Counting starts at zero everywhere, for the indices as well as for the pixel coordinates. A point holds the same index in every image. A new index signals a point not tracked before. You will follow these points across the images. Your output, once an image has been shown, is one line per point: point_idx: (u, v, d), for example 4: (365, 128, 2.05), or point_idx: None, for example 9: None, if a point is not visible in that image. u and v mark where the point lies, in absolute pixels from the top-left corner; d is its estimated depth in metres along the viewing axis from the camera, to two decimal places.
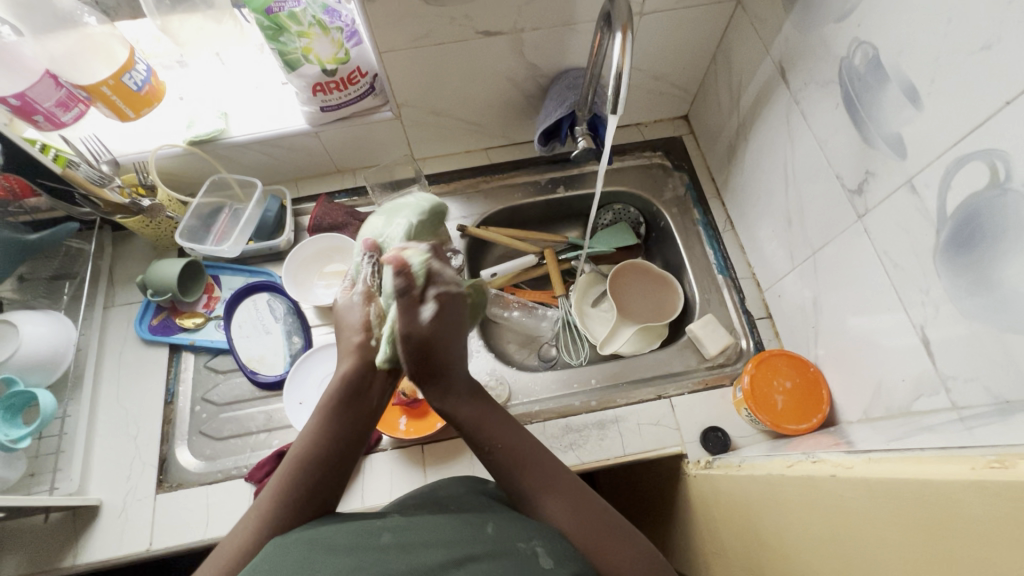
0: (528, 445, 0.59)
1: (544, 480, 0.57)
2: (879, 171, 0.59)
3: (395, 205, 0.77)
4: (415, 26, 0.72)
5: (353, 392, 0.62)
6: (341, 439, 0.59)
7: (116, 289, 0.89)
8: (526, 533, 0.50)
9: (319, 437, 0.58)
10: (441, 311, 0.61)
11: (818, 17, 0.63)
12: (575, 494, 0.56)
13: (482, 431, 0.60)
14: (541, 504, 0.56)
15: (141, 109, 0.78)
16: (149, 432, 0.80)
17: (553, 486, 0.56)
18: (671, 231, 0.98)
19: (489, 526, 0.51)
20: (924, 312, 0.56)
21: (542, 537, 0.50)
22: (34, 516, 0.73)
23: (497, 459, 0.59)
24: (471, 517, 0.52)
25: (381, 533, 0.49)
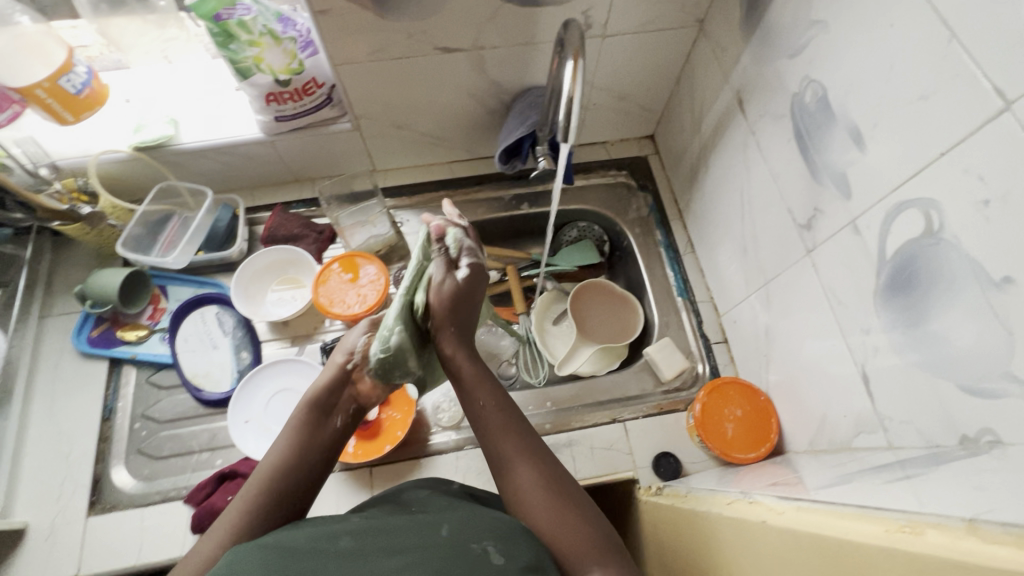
0: (510, 410, 0.61)
1: (522, 453, 0.58)
2: (826, 209, 0.59)
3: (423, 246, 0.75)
4: (372, 39, 0.70)
5: (321, 413, 0.62)
6: (311, 456, 0.59)
7: (54, 297, 0.85)
8: (481, 533, 0.49)
9: (287, 456, 0.59)
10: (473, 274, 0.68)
11: (773, 52, 0.64)
12: (546, 470, 0.57)
13: (472, 390, 0.62)
14: (514, 469, 0.57)
15: (81, 113, 0.74)
16: (83, 450, 0.76)
17: (528, 454, 0.58)
18: (634, 251, 0.98)
19: (443, 530, 0.50)
20: (865, 351, 0.57)
21: (495, 536, 0.49)
22: None
23: (480, 420, 0.61)
24: (427, 522, 0.51)
25: (338, 539, 0.49)
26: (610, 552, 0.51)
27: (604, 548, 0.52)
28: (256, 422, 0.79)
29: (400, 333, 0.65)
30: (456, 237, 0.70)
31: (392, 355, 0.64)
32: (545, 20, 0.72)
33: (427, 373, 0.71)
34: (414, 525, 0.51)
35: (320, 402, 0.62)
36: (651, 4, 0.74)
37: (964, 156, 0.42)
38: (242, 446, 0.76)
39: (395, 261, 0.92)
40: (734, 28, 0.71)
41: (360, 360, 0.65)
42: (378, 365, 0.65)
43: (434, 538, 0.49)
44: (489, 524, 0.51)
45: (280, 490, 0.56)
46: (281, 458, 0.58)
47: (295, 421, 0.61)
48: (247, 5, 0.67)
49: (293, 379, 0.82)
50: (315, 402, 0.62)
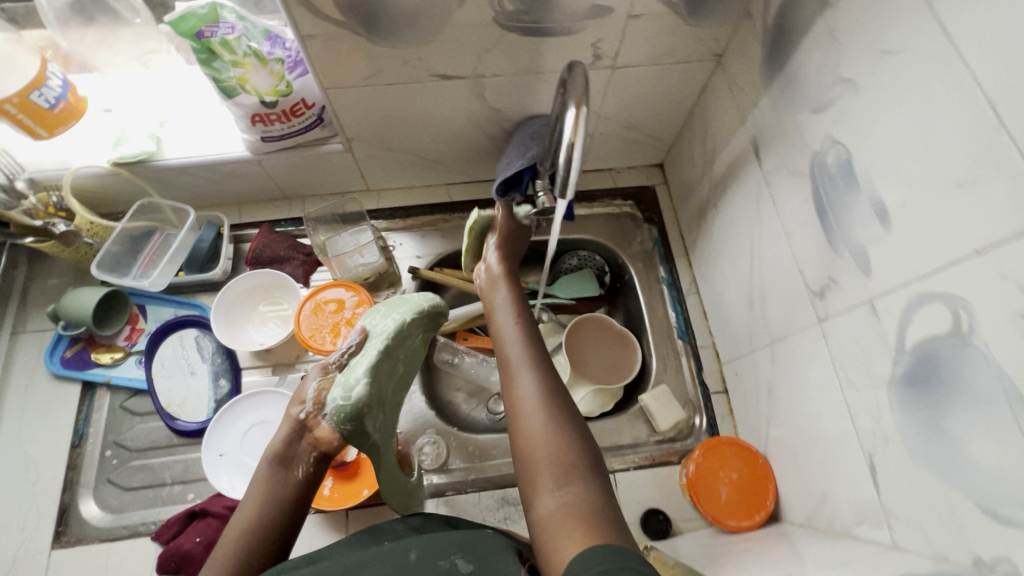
0: (533, 338, 0.68)
1: (526, 365, 0.64)
2: (842, 281, 0.55)
3: (395, 300, 0.72)
4: (364, 65, 0.66)
5: (280, 467, 0.59)
6: (280, 505, 0.57)
7: (29, 313, 0.82)
8: (448, 548, 0.52)
9: (255, 510, 0.56)
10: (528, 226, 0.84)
11: (795, 103, 0.59)
12: (546, 381, 0.62)
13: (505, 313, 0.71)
14: (517, 376, 0.63)
15: (56, 127, 0.71)
16: (51, 478, 0.74)
17: (535, 367, 0.63)
18: (634, 286, 0.93)
19: (412, 553, 0.52)
20: (874, 440, 0.52)
21: (462, 549, 0.52)
22: None
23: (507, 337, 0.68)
24: (394, 546, 0.53)
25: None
26: (589, 468, 0.54)
27: (582, 465, 0.55)
28: (231, 456, 0.75)
29: (365, 386, 0.60)
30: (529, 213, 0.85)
31: (351, 408, 0.59)
32: (551, 50, 0.68)
33: (381, 441, 0.64)
34: (380, 551, 0.53)
35: (281, 455, 0.59)
36: (666, 38, 0.69)
37: (1003, 260, 0.38)
38: (215, 481, 0.73)
39: (384, 289, 0.88)
40: (753, 68, 0.66)
41: (314, 409, 0.62)
42: (335, 414, 0.60)
43: (404, 564, 0.50)
44: (455, 538, 0.53)
45: (254, 545, 0.54)
46: (254, 510, 0.56)
47: (260, 474, 0.59)
48: (231, 23, 0.63)
49: (271, 411, 0.79)
50: (276, 455, 0.60)
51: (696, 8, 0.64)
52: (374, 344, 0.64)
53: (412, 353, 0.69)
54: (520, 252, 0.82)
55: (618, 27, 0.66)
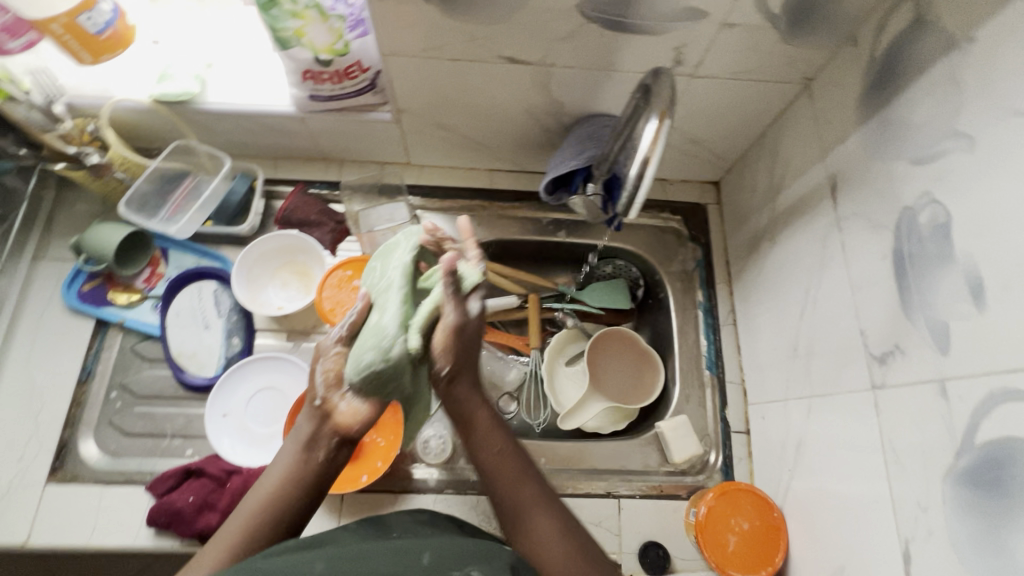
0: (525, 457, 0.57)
1: (528, 498, 0.54)
2: (910, 352, 0.50)
3: (386, 249, 0.69)
4: (429, 36, 0.61)
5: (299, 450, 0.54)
6: (293, 500, 0.53)
7: (51, 238, 0.80)
8: (464, 559, 0.47)
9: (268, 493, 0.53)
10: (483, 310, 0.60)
11: (892, 148, 0.53)
12: (560, 514, 0.54)
13: (487, 435, 0.57)
14: (528, 520, 0.53)
15: (101, 55, 0.68)
16: (53, 412, 0.73)
17: (547, 507, 0.54)
18: (668, 306, 0.89)
19: (425, 556, 0.47)
20: (913, 528, 0.49)
21: (479, 562, 0.47)
22: None
23: (496, 472, 0.56)
24: (408, 544, 0.49)
25: (314, 561, 0.45)
26: None
27: None
28: (235, 417, 0.75)
29: (401, 341, 0.58)
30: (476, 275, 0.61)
31: (392, 366, 0.57)
32: (630, 49, 0.62)
33: (411, 392, 0.64)
34: (393, 546, 0.48)
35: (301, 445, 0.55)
36: (757, 53, 0.63)
37: None
38: (216, 441, 0.73)
39: None
40: (848, 101, 0.60)
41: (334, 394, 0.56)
42: (368, 379, 0.56)
43: (416, 567, 0.46)
44: (474, 549, 0.48)
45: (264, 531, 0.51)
46: (263, 500, 0.52)
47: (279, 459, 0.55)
48: None
49: (280, 377, 0.78)
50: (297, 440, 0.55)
51: (799, 25, 0.59)
52: (392, 299, 0.61)
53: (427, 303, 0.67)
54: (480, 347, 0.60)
55: (708, 35, 0.60)
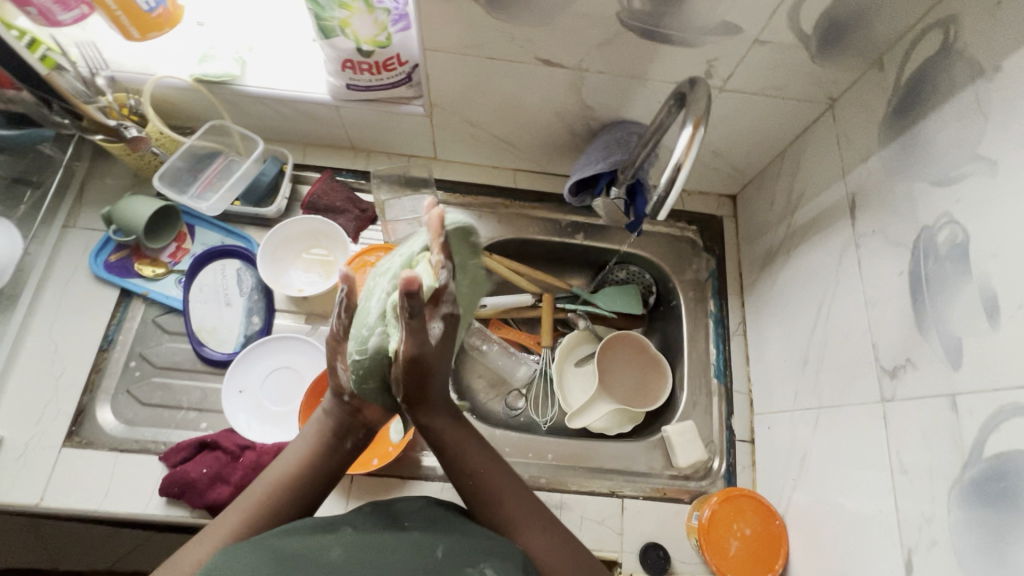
0: (506, 472, 0.58)
1: (516, 516, 0.55)
2: (921, 366, 0.52)
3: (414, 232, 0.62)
4: (470, 33, 0.63)
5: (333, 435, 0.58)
6: (315, 479, 0.56)
7: (82, 208, 0.81)
8: (477, 556, 0.48)
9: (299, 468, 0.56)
10: (445, 336, 0.53)
11: (914, 169, 0.55)
12: (549, 529, 0.55)
13: (463, 458, 0.57)
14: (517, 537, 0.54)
15: (149, 32, 0.70)
16: (73, 377, 0.74)
17: (535, 524, 0.55)
18: (679, 313, 0.90)
19: (438, 549, 0.48)
20: (916, 538, 0.50)
21: (491, 560, 0.48)
22: None
23: (474, 492, 0.56)
24: (422, 536, 0.50)
25: (331, 548, 0.47)
26: None
27: None
28: (250, 394, 0.76)
29: (378, 335, 0.55)
30: (432, 282, 0.52)
31: (369, 361, 0.55)
32: (664, 59, 0.64)
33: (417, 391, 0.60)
34: (406, 537, 0.50)
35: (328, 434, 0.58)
36: (786, 71, 0.65)
37: None
38: (232, 417, 0.74)
39: None
40: (871, 123, 0.62)
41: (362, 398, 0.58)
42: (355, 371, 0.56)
43: (430, 560, 0.47)
44: (484, 545, 0.50)
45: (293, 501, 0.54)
46: (286, 475, 0.55)
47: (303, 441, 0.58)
48: None
49: (297, 358, 0.79)
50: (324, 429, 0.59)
51: (828, 46, 0.61)
52: (380, 283, 0.57)
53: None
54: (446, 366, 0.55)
55: (741, 50, 0.62)
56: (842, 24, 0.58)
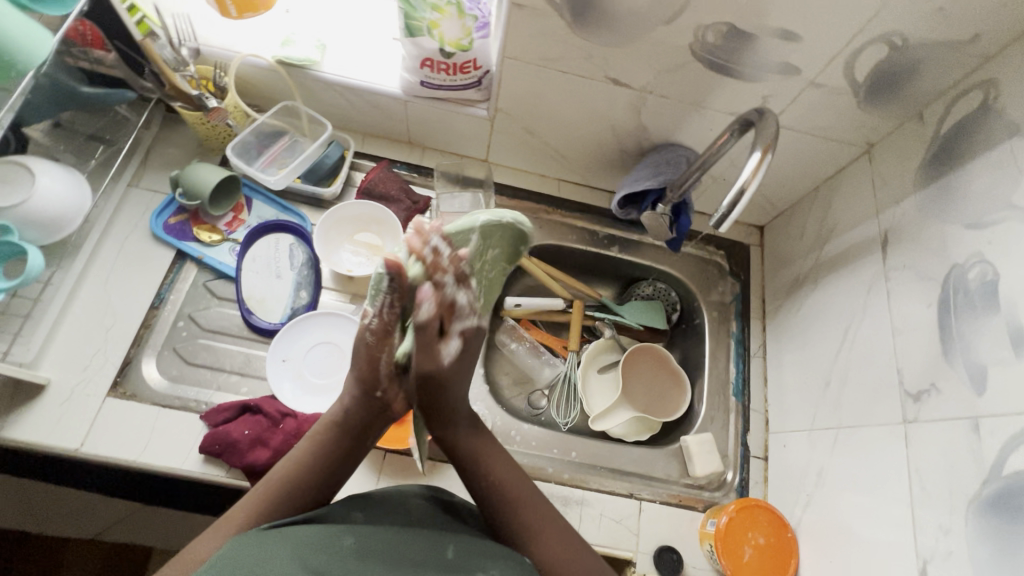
0: (525, 485, 0.62)
1: (530, 523, 0.59)
2: (945, 391, 0.56)
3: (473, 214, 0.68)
4: (550, 47, 0.68)
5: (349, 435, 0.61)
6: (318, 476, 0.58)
7: (146, 171, 0.85)
8: (483, 558, 0.52)
9: (303, 470, 0.58)
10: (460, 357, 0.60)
11: (948, 212, 0.61)
12: (561, 535, 0.59)
13: (486, 466, 0.62)
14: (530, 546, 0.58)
15: (244, 12, 0.74)
16: (123, 330, 0.76)
17: (546, 532, 0.59)
18: (703, 332, 0.95)
19: (447, 550, 0.52)
20: (933, 548, 0.54)
21: (497, 563, 0.52)
22: None
23: (495, 497, 0.61)
24: (430, 535, 0.54)
25: (343, 537, 0.51)
26: None
27: None
28: (293, 364, 0.78)
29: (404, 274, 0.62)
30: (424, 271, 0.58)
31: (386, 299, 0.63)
32: (724, 90, 0.70)
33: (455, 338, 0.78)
34: (415, 533, 0.54)
35: (349, 417, 0.61)
36: (834, 113, 0.71)
37: None
38: (275, 384, 0.76)
39: None
40: (908, 168, 0.68)
41: (389, 386, 0.61)
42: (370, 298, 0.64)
43: (439, 559, 0.51)
44: (490, 550, 0.54)
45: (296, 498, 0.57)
46: (290, 472, 0.58)
47: (319, 432, 0.61)
48: None
49: (337, 334, 0.81)
50: (346, 415, 0.61)
51: (875, 95, 0.67)
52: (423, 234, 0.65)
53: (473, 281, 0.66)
54: (461, 378, 0.62)
55: (796, 90, 0.68)
56: (891, 76, 0.64)
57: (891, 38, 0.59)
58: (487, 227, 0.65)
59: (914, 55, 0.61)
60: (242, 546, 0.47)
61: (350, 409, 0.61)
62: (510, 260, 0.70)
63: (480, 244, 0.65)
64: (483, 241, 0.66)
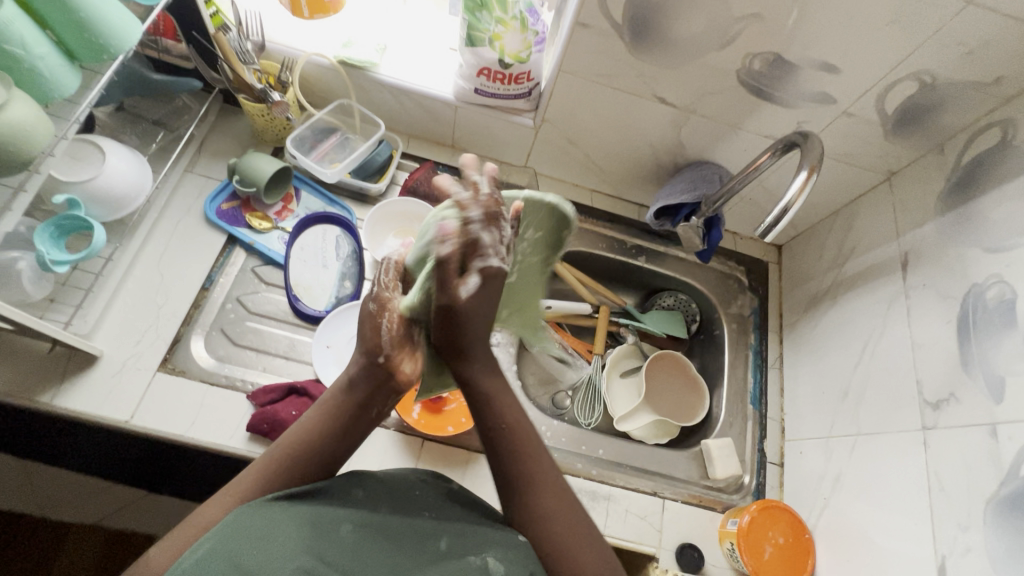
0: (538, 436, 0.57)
1: (546, 477, 0.55)
2: (964, 400, 0.61)
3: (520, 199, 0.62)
4: (605, 65, 0.74)
5: (357, 408, 0.57)
6: (320, 449, 0.55)
7: (201, 157, 0.87)
8: (481, 545, 0.50)
9: (300, 444, 0.54)
10: (485, 287, 0.53)
11: (967, 238, 0.66)
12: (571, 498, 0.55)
13: (500, 407, 0.57)
14: (549, 500, 0.53)
15: (316, 14, 0.79)
16: (175, 308, 0.78)
17: (564, 488, 0.55)
18: (722, 342, 0.99)
19: (442, 542, 0.51)
20: (952, 546, 0.58)
21: (496, 549, 0.50)
22: (41, 343, 0.71)
23: (508, 441, 0.56)
24: (428, 525, 0.53)
25: (341, 524, 0.50)
26: None
27: None
28: (336, 351, 0.81)
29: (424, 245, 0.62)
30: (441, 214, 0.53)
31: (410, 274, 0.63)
32: (763, 114, 0.75)
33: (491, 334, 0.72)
34: (413, 524, 0.52)
35: (352, 385, 0.57)
36: (861, 141, 0.76)
37: None
38: (318, 369, 0.79)
39: None
40: (929, 196, 0.73)
41: (392, 351, 0.58)
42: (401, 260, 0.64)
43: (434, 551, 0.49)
44: (489, 536, 0.52)
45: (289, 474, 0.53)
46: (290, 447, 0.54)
47: (319, 407, 0.57)
48: None
49: None
50: (349, 388, 0.57)
51: (902, 127, 0.72)
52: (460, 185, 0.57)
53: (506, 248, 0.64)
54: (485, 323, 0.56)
55: (829, 118, 0.74)
56: (918, 110, 0.70)
57: (922, 76, 0.65)
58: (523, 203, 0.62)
59: (941, 92, 0.67)
60: (233, 521, 0.46)
61: (353, 386, 0.57)
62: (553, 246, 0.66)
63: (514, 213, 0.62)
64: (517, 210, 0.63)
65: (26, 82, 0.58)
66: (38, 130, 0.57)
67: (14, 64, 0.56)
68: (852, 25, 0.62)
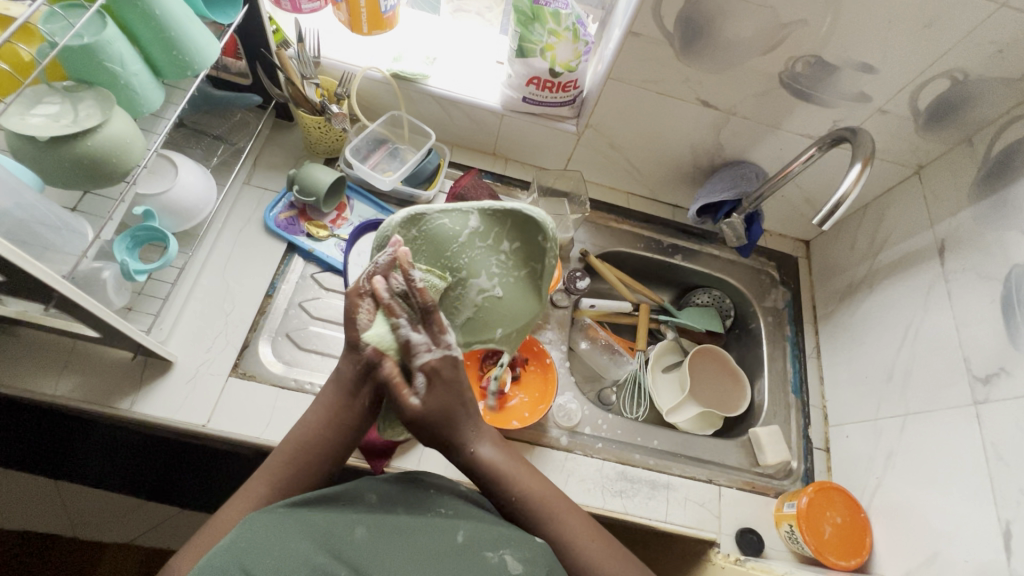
0: (545, 488, 0.61)
1: (567, 533, 0.59)
2: (1015, 373, 0.65)
3: (519, 224, 0.66)
4: (654, 71, 0.78)
5: (346, 393, 0.61)
6: (328, 436, 0.60)
7: (256, 170, 0.91)
8: (494, 540, 0.53)
9: (307, 435, 0.60)
10: (431, 392, 0.58)
11: (1002, 222, 0.71)
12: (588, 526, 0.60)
13: (500, 480, 0.60)
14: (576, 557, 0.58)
15: (373, 30, 0.85)
16: (241, 315, 0.80)
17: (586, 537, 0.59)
18: (759, 335, 1.02)
19: (458, 534, 0.53)
20: (1016, 511, 0.62)
21: (510, 546, 0.53)
22: (123, 352, 0.73)
23: (515, 507, 0.60)
24: (441, 521, 0.55)
25: (354, 522, 0.52)
26: None
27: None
28: None
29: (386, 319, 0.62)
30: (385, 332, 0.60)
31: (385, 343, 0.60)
32: (801, 114, 0.80)
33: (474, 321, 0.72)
34: (425, 522, 0.54)
35: (342, 376, 0.61)
36: (894, 137, 0.81)
37: None
38: None
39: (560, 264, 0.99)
40: (962, 185, 0.78)
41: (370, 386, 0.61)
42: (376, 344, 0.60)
43: (451, 543, 0.52)
44: (501, 532, 0.55)
45: (307, 462, 0.59)
46: (305, 434, 0.60)
47: (320, 396, 0.62)
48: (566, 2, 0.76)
49: None
50: (338, 375, 0.62)
51: (934, 121, 0.77)
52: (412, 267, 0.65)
53: (481, 264, 0.68)
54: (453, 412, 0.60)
55: (865, 117, 0.79)
56: (950, 106, 0.74)
57: (954, 73, 0.70)
58: (488, 214, 0.66)
59: (973, 88, 0.71)
60: (255, 525, 0.49)
61: (342, 370, 0.62)
62: (535, 256, 0.69)
63: (483, 231, 0.66)
64: (490, 228, 0.67)
65: (122, 98, 0.60)
66: (133, 143, 0.60)
67: (113, 81, 0.58)
68: (892, 29, 0.67)
